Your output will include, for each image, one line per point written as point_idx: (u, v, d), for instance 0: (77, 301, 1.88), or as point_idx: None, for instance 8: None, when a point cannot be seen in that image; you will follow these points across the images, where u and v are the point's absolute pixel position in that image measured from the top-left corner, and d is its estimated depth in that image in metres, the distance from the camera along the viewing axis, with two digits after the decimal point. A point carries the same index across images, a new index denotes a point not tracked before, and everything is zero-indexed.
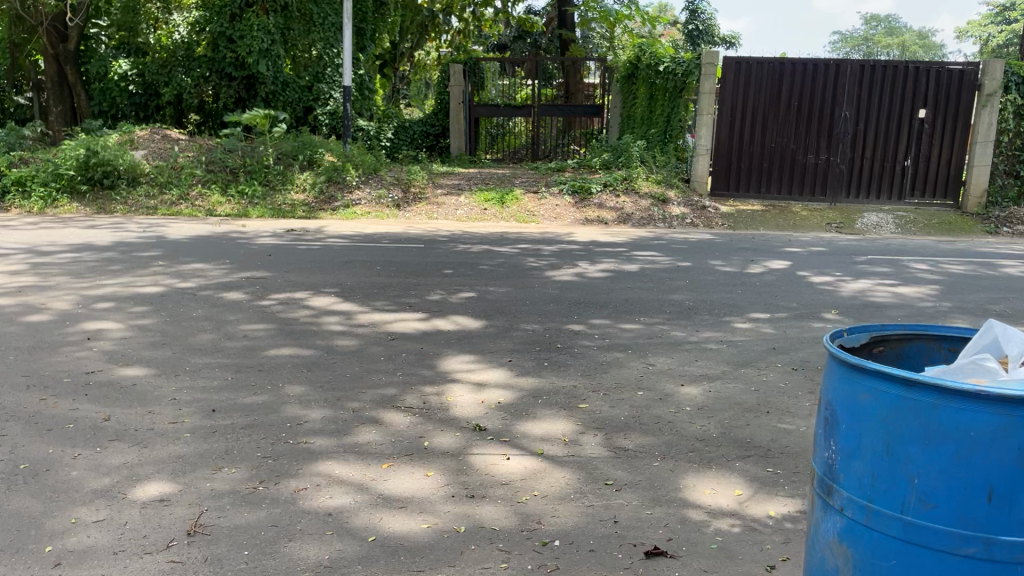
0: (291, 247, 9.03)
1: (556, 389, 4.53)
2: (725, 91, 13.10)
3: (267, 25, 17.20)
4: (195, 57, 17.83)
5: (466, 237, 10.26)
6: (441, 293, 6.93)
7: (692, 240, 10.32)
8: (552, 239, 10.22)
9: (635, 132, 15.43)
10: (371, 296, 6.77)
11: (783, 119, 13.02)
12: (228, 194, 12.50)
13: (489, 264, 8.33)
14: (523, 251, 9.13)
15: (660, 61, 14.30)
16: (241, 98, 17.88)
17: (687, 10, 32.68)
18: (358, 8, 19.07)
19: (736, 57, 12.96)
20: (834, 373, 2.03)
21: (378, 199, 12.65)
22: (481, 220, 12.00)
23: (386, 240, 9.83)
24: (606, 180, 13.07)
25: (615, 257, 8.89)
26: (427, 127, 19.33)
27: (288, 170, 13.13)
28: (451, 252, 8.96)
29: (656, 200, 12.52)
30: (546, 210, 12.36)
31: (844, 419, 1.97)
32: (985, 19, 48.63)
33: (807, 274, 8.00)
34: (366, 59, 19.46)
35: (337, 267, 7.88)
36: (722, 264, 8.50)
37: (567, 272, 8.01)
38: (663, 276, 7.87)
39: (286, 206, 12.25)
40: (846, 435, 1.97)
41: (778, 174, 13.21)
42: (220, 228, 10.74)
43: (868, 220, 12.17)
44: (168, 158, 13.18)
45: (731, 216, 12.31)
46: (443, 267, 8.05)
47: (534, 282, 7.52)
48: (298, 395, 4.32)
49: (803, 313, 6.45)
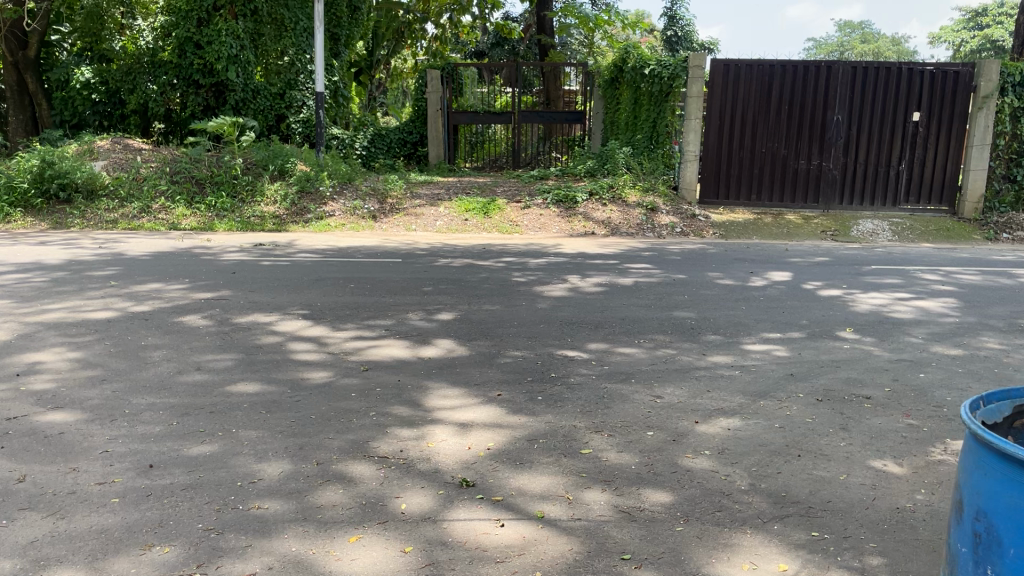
0: (258, 263, 8.39)
1: (553, 430, 3.93)
2: (713, 96, 12.59)
3: (235, 30, 16.54)
4: (161, 63, 17.11)
5: (447, 250, 9.68)
6: (421, 314, 6.33)
7: (685, 251, 9.81)
8: (539, 250, 9.67)
9: (620, 138, 14.95)
10: (344, 318, 6.15)
11: (773, 123, 12.53)
12: (194, 207, 11.82)
13: (472, 279, 7.74)
14: (508, 264, 8.57)
15: (645, 64, 13.75)
16: (210, 106, 17.16)
17: (666, 16, 32.38)
18: (331, 12, 18.46)
19: (724, 59, 12.44)
20: (988, 489, 2.08)
21: (353, 210, 12.03)
22: (462, 232, 11.41)
23: (362, 254, 9.22)
24: (592, 188, 12.55)
25: (607, 270, 8.34)
26: (405, 134, 18.65)
27: (257, 181, 12.47)
28: (431, 266, 8.37)
29: (645, 209, 12.00)
30: (530, 220, 11.80)
31: (1010, 543, 2.02)
32: (958, 25, 48.91)
33: (813, 288, 7.49)
34: (340, 65, 18.86)
35: (307, 286, 7.26)
36: (721, 276, 7.99)
37: (557, 287, 7.44)
38: (660, 290, 7.34)
39: (256, 219, 11.59)
40: (1012, 560, 2.01)
41: (770, 180, 12.72)
42: (184, 243, 10.08)
43: (864, 227, 11.72)
44: (129, 169, 12.46)
45: (722, 225, 11.80)
46: (423, 284, 7.46)
47: (522, 298, 6.94)
48: (252, 444, 3.70)
49: (817, 332, 5.93)
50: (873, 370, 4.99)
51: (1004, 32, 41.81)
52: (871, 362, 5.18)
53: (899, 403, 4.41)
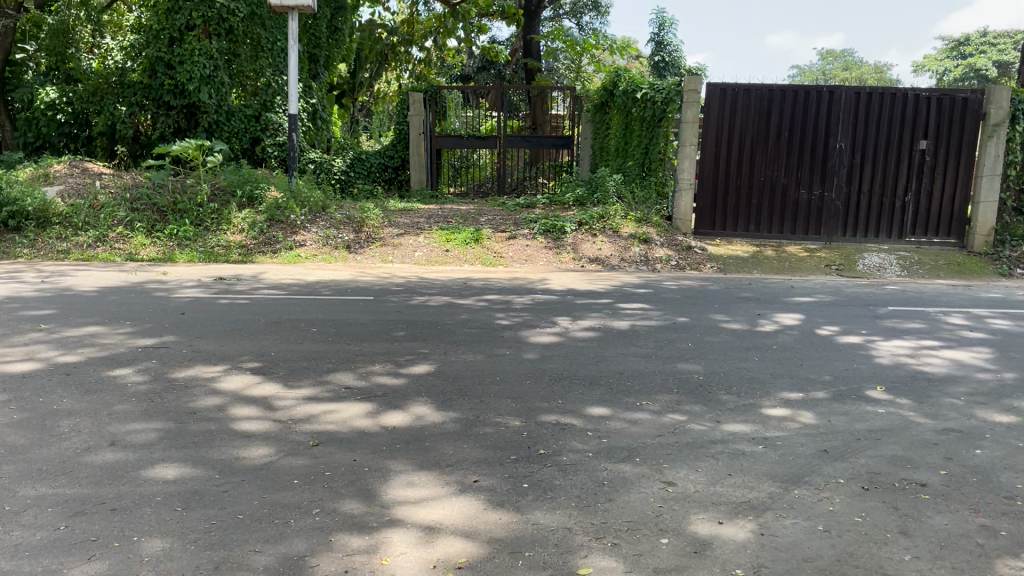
0: (212, 301, 7.53)
1: (541, 536, 3.12)
2: (709, 121, 11.91)
3: (209, 49, 15.78)
4: (130, 82, 16.31)
5: (425, 285, 8.88)
6: (390, 366, 5.52)
7: (683, 288, 9.07)
8: (525, 287, 8.89)
9: (610, 164, 14.26)
10: (299, 372, 5.31)
11: (773, 150, 11.87)
12: (153, 235, 10.95)
13: (450, 321, 6.93)
14: (491, 304, 7.78)
15: (637, 87, 13.10)
16: (180, 128, 16.33)
17: (654, 41, 32.01)
18: (310, 32, 17.75)
19: (721, 83, 11.82)
20: None
21: (327, 240, 11.24)
22: (443, 264, 10.64)
23: (330, 290, 8.40)
24: (582, 218, 11.85)
25: (601, 310, 7.57)
26: (385, 159, 17.82)
27: (224, 208, 11.64)
28: (405, 306, 7.55)
29: (638, 240, 11.30)
30: (516, 251, 11.06)
31: None
32: (941, 53, 48.89)
33: (829, 335, 6.76)
34: (319, 87, 18.15)
35: (263, 331, 6.42)
36: (726, 319, 7.23)
37: (546, 331, 6.65)
38: (661, 336, 6.56)
39: (220, 249, 10.75)
40: None
41: (769, 210, 12.04)
42: (137, 275, 9.19)
43: (870, 261, 11.05)
44: (85, 195, 11.58)
45: (721, 258, 11.09)
46: (395, 328, 6.64)
47: (507, 346, 6.14)
48: (153, 563, 2.86)
49: (844, 392, 5.17)
50: (920, 447, 4.23)
51: (988, 61, 41.71)
52: (915, 435, 4.42)
53: (962, 493, 3.64)
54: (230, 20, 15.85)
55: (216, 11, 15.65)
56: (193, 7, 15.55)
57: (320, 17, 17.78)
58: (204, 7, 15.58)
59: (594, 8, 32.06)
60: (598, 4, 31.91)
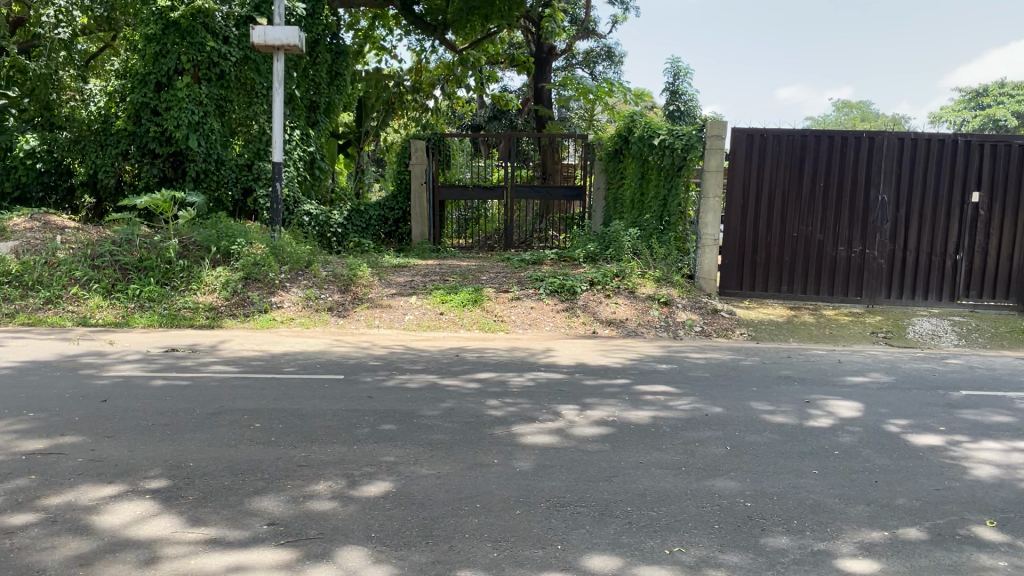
0: (147, 382, 6.28)
1: None
2: (734, 170, 10.75)
3: (198, 95, 14.80)
4: (113, 130, 15.28)
5: (408, 358, 7.59)
6: (339, 484, 4.22)
7: (712, 362, 7.72)
8: (527, 360, 7.57)
9: (624, 217, 13.06)
10: (215, 497, 4.01)
11: (806, 203, 10.66)
12: (113, 296, 9.80)
13: (428, 411, 5.62)
14: (482, 385, 6.46)
15: (655, 133, 11.94)
16: (166, 178, 15.35)
17: (668, 91, 31.30)
18: (309, 78, 16.81)
19: (747, 129, 10.67)
20: None
21: (307, 301, 10.04)
22: (435, 329, 9.37)
23: (295, 366, 7.12)
24: (593, 276, 10.60)
25: (615, 393, 6.25)
26: (386, 211, 16.72)
27: (194, 266, 10.48)
28: (378, 388, 6.25)
29: (657, 302, 10.01)
30: (519, 315, 9.79)
31: None
32: (958, 105, 47.90)
33: (901, 433, 5.40)
34: (318, 135, 17.16)
35: (191, 428, 5.14)
36: (769, 410, 5.88)
37: (546, 424, 5.31)
38: (692, 434, 5.22)
39: (186, 312, 9.57)
40: None
41: (803, 269, 10.77)
42: (79, 344, 7.98)
43: (922, 329, 9.74)
44: (42, 251, 10.40)
45: (752, 324, 9.79)
46: (358, 422, 5.33)
47: (494, 450, 4.81)
48: None
49: (945, 531, 3.83)
50: None
51: (1007, 112, 40.48)
52: None
53: None
54: (222, 65, 14.96)
55: (206, 54, 14.73)
56: (181, 51, 14.61)
57: (319, 61, 16.82)
58: (193, 50, 14.64)
59: (608, 56, 31.40)
60: (612, 54, 31.34)
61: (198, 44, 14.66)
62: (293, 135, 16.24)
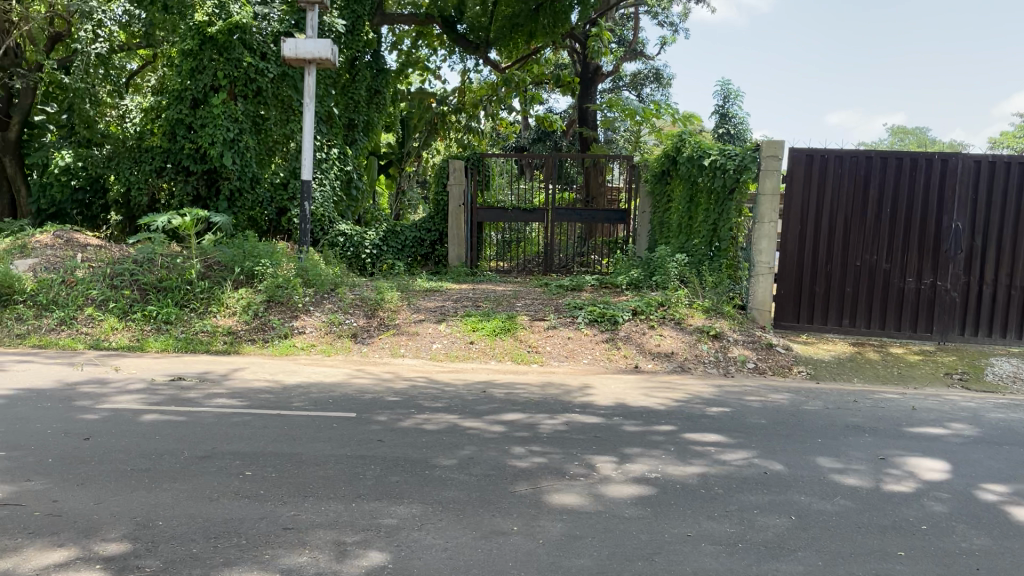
0: (139, 419, 5.70)
1: None
2: (793, 193, 9.97)
3: (234, 112, 14.50)
4: (148, 147, 15.01)
5: (430, 394, 6.91)
6: (327, 556, 3.54)
7: (768, 407, 6.89)
8: (560, 399, 6.83)
9: (670, 243, 12.29)
10: (176, 569, 3.37)
11: (871, 229, 9.81)
12: (129, 318, 9.34)
13: (444, 461, 4.93)
14: (508, 429, 5.74)
15: (704, 153, 11.16)
16: (199, 196, 14.95)
17: (718, 114, 30.51)
18: (347, 95, 16.38)
19: (807, 149, 9.91)
20: None
21: (331, 327, 9.46)
22: (464, 360, 8.70)
23: (305, 402, 6.48)
24: (636, 305, 9.83)
25: (659, 443, 5.48)
26: (422, 233, 16.11)
27: (216, 288, 9.99)
28: (391, 430, 5.58)
29: (706, 334, 9.22)
30: (555, 346, 9.07)
31: None
32: (1020, 130, 46.04)
33: (1000, 504, 4.54)
34: (355, 153, 16.71)
35: (172, 476, 4.51)
36: (838, 471, 5.05)
37: (576, 480, 4.57)
38: (750, 501, 4.43)
39: (203, 335, 9.07)
40: None
41: (867, 301, 9.90)
42: (82, 369, 7.46)
43: (1002, 370, 8.79)
44: (60, 270, 10.01)
45: (811, 362, 8.94)
46: (362, 472, 4.67)
47: (514, 513, 4.09)
48: None
49: None
50: None
51: None
52: None
53: None
54: (259, 81, 14.64)
55: (243, 71, 14.43)
56: (218, 67, 14.32)
57: (358, 79, 16.41)
58: (230, 66, 14.35)
59: (656, 78, 30.71)
60: (659, 76, 30.69)
61: (235, 60, 14.37)
62: (330, 153, 15.82)
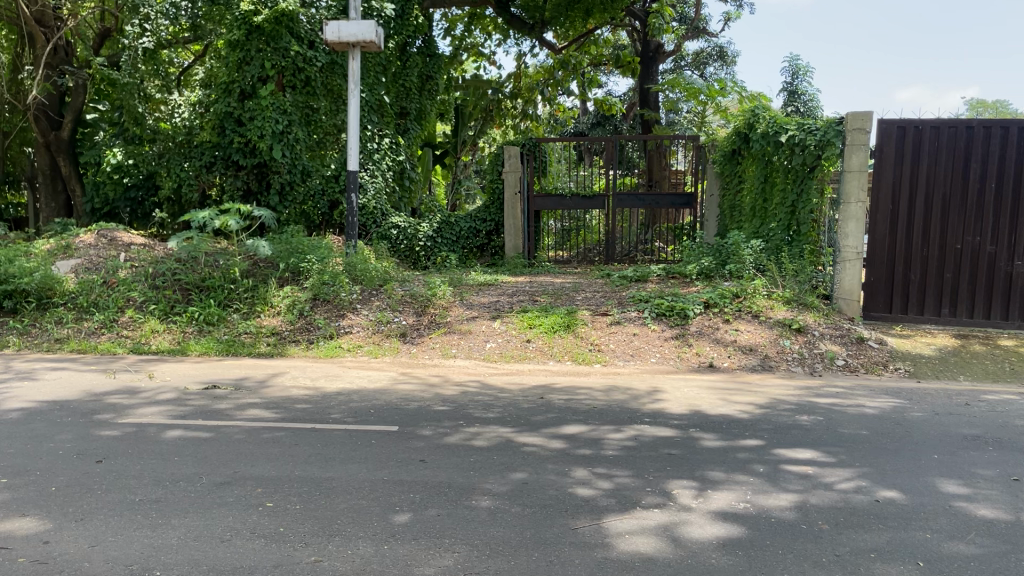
0: (162, 435, 5.17)
1: None
2: (882, 170, 8.99)
3: (283, 103, 14.05)
4: (198, 142, 14.58)
5: (482, 401, 6.25)
6: None
7: (868, 415, 6.02)
8: (628, 406, 6.09)
9: (743, 228, 11.35)
10: None
11: (973, 209, 8.76)
12: (170, 319, 8.91)
13: (494, 487, 4.25)
14: (568, 445, 5.03)
15: (781, 129, 10.19)
16: (250, 191, 14.53)
17: (787, 91, 29.13)
18: (399, 82, 15.78)
19: (898, 120, 8.91)
20: None
21: (379, 326, 8.89)
22: (520, 361, 8.01)
23: (344, 413, 5.88)
24: (708, 297, 8.98)
25: (744, 463, 4.70)
26: (477, 223, 15.43)
27: (260, 286, 9.49)
28: (436, 448, 4.93)
29: (788, 329, 8.33)
30: (619, 343, 8.30)
31: None
32: None
33: None
34: (408, 143, 16.14)
35: (183, 509, 3.94)
36: (965, 499, 4.20)
37: (649, 516, 3.85)
38: (864, 542, 3.63)
39: (246, 337, 8.59)
40: None
41: (970, 288, 8.87)
42: (115, 376, 7.02)
43: None
44: (103, 271, 9.66)
45: (909, 358, 7.98)
46: (398, 505, 4.02)
47: (575, 560, 3.39)
48: None
49: None
50: None
51: None
52: None
53: None
54: (307, 70, 14.19)
55: (291, 60, 13.97)
56: (265, 56, 13.87)
57: (409, 65, 15.80)
58: (278, 55, 13.90)
59: (719, 57, 29.53)
60: (724, 54, 29.43)
61: (283, 49, 13.92)
62: (382, 143, 15.28)
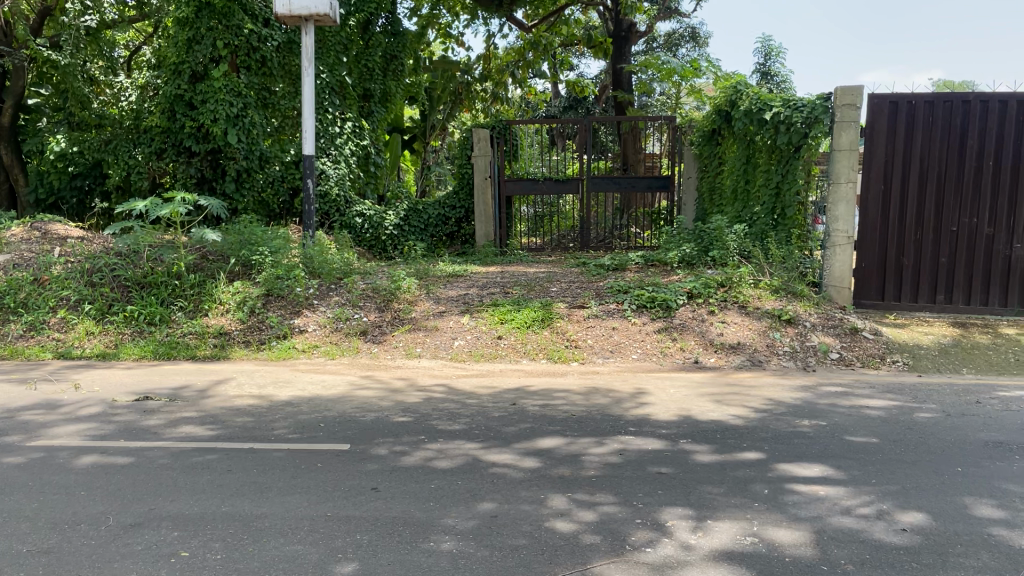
0: (74, 462, 4.46)
1: None
2: (874, 147, 8.41)
3: (237, 85, 13.17)
4: (146, 127, 13.68)
5: (448, 410, 5.59)
6: None
7: (875, 417, 5.43)
8: (610, 413, 5.46)
9: (726, 211, 10.75)
10: None
11: (969, 188, 8.24)
12: (107, 320, 8.15)
13: (457, 524, 3.60)
14: (544, 465, 4.39)
15: (765, 106, 9.59)
16: (205, 179, 13.66)
17: (760, 72, 28.68)
18: (361, 62, 14.95)
19: (889, 94, 8.34)
20: None
21: (337, 323, 8.19)
22: (491, 360, 7.36)
23: (291, 428, 5.20)
24: (692, 287, 8.38)
25: (745, 484, 4.08)
26: (446, 209, 14.70)
27: (207, 281, 8.73)
28: (391, 472, 4.26)
29: (778, 320, 7.75)
30: (597, 338, 7.68)
31: None
32: None
33: None
34: (372, 126, 15.35)
35: (79, 562, 3.25)
36: (1003, 524, 3.62)
37: (640, 560, 3.22)
38: None
39: (190, 338, 7.85)
40: None
41: (966, 273, 8.37)
42: (35, 387, 6.25)
43: None
44: (34, 267, 8.84)
45: (907, 350, 7.45)
46: (342, 549, 3.35)
47: None
48: None
49: None
50: None
51: None
52: None
53: None
54: (262, 50, 13.35)
55: (244, 38, 13.13)
56: (217, 36, 13.01)
57: (372, 45, 14.97)
58: (230, 34, 13.05)
59: (692, 37, 28.98)
60: (696, 34, 28.85)
61: (235, 27, 13.09)
62: (343, 127, 14.48)
